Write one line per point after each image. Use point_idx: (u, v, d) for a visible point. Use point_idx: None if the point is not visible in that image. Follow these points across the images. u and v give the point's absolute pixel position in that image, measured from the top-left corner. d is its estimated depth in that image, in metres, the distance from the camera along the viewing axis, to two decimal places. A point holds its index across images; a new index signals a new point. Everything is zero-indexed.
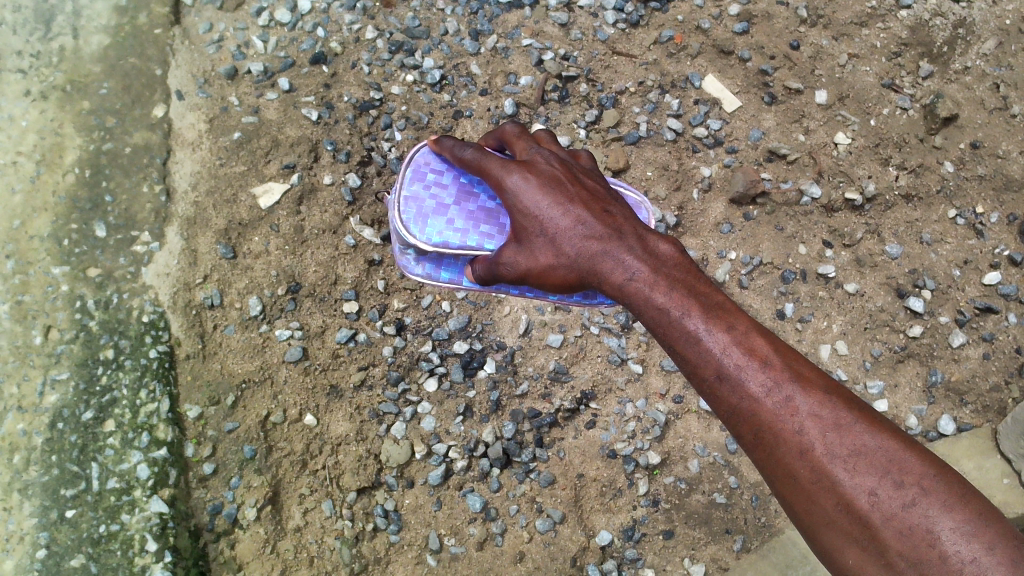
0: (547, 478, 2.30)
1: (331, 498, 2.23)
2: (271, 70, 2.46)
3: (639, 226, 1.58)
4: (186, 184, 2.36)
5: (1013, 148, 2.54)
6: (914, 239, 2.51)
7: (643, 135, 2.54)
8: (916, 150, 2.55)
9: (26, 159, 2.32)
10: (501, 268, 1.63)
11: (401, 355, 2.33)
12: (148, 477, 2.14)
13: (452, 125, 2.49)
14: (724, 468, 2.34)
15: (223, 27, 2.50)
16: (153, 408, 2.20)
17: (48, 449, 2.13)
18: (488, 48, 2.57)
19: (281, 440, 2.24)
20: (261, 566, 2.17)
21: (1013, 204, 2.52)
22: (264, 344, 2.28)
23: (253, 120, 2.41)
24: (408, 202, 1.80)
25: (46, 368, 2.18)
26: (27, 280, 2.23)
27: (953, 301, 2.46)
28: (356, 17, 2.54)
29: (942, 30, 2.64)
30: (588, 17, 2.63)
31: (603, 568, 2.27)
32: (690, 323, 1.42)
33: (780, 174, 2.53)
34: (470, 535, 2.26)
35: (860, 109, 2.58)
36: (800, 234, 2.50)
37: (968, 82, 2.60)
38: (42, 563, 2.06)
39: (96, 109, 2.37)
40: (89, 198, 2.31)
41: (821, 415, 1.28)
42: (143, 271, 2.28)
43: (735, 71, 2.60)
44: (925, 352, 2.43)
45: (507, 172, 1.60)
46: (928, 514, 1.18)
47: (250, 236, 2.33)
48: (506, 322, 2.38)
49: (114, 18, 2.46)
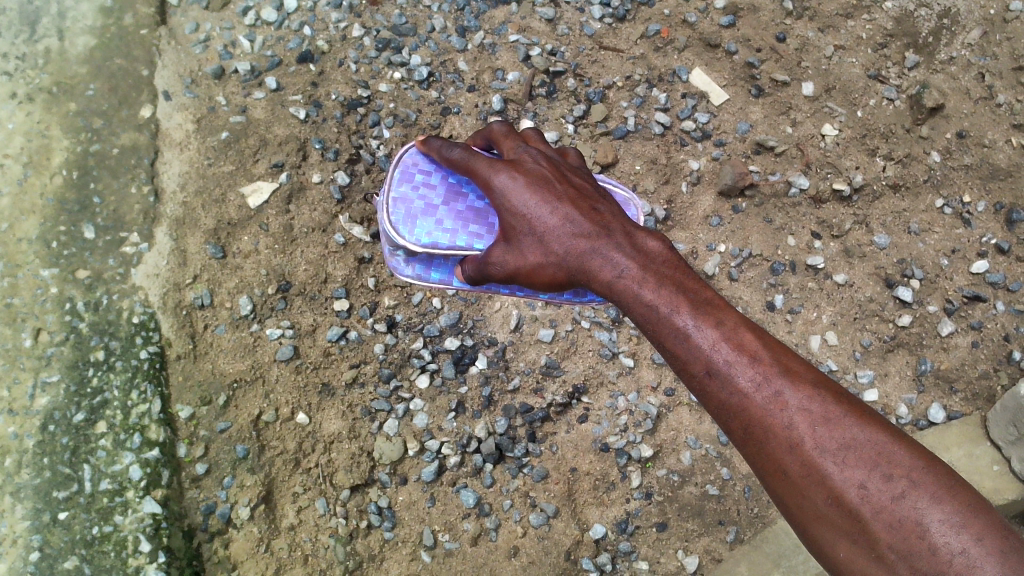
0: (541, 473, 2.31)
1: (325, 496, 2.24)
2: (258, 69, 2.46)
3: (627, 223, 1.59)
4: (175, 184, 2.36)
5: (999, 137, 2.56)
6: (902, 229, 2.52)
7: (632, 129, 2.54)
8: (903, 140, 2.57)
9: (13, 162, 2.31)
10: (490, 267, 1.63)
11: (393, 353, 2.33)
12: (140, 478, 2.14)
13: (440, 122, 2.49)
14: (716, 460, 2.35)
15: (209, 27, 2.50)
16: (145, 409, 2.19)
17: (40, 451, 2.13)
18: (475, 45, 2.57)
19: (274, 439, 2.25)
20: (256, 565, 2.17)
21: (1000, 193, 2.53)
22: (255, 344, 2.28)
23: (240, 120, 2.41)
24: (397, 204, 1.80)
25: (36, 370, 2.17)
26: (15, 284, 2.22)
27: (941, 290, 2.48)
28: (342, 15, 2.54)
29: (927, 21, 2.66)
30: (575, 12, 2.63)
31: (597, 561, 2.28)
32: (678, 319, 1.42)
33: (768, 166, 2.54)
34: (464, 531, 2.27)
35: (846, 101, 2.59)
36: (788, 226, 2.51)
37: (953, 73, 2.61)
38: (35, 565, 2.06)
39: (83, 110, 2.37)
40: (77, 200, 2.30)
41: (810, 409, 1.29)
42: (133, 272, 2.28)
43: (722, 64, 2.61)
44: (915, 341, 2.45)
45: (494, 172, 1.61)
46: (917, 506, 1.19)
47: (239, 236, 2.33)
48: (497, 318, 2.37)
49: (99, 19, 2.45)
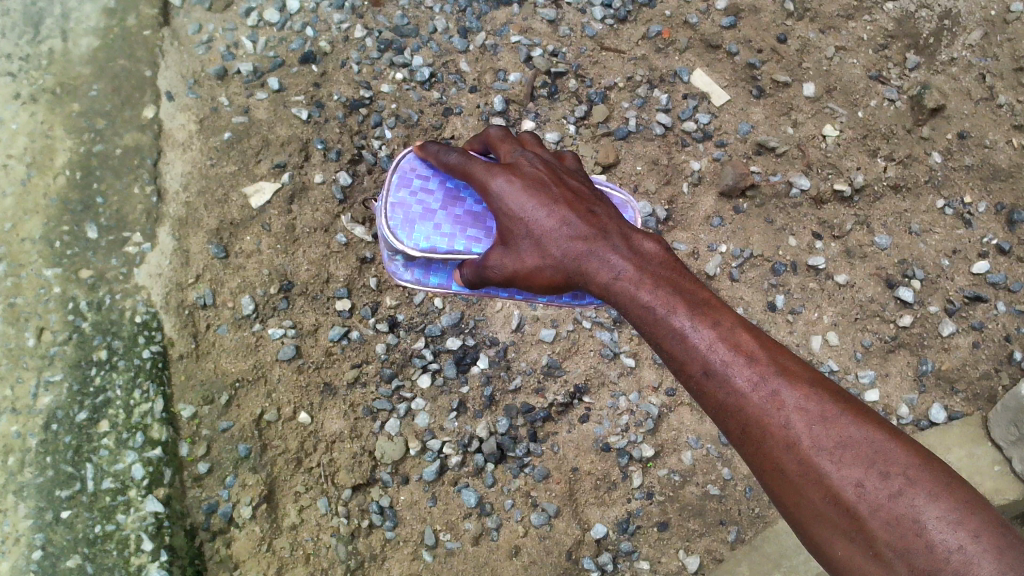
0: (542, 472, 2.31)
1: (327, 496, 2.24)
2: (261, 70, 2.47)
3: (623, 225, 1.59)
4: (177, 184, 2.37)
5: (999, 138, 2.56)
6: (903, 229, 2.52)
7: (633, 129, 2.55)
8: (904, 141, 2.57)
9: (17, 162, 2.32)
10: (488, 270, 1.63)
11: (395, 353, 2.34)
12: (143, 477, 2.15)
13: (442, 122, 2.50)
14: (717, 459, 2.35)
15: (212, 28, 2.51)
16: (147, 409, 2.20)
17: (43, 450, 2.13)
18: (476, 46, 2.58)
19: (276, 439, 2.25)
20: (257, 564, 2.18)
21: (1000, 193, 2.54)
22: (257, 344, 2.29)
23: (243, 120, 2.42)
24: (395, 208, 1.81)
25: (40, 369, 2.18)
26: (18, 283, 2.23)
27: (942, 290, 2.48)
28: (344, 16, 2.55)
29: (928, 22, 2.66)
30: (576, 13, 2.64)
31: (599, 561, 2.28)
32: (675, 320, 1.43)
33: (768, 167, 2.54)
34: (466, 530, 2.27)
35: (847, 102, 2.59)
36: (789, 226, 2.52)
37: (954, 73, 2.61)
38: (38, 564, 2.06)
39: (86, 111, 2.38)
40: (81, 200, 2.31)
41: (807, 408, 1.29)
42: (136, 272, 2.29)
43: (723, 66, 2.62)
44: (916, 342, 2.45)
45: (491, 175, 1.61)
46: (914, 504, 1.19)
47: (241, 236, 2.34)
48: (498, 318, 2.37)
49: (103, 20, 2.46)
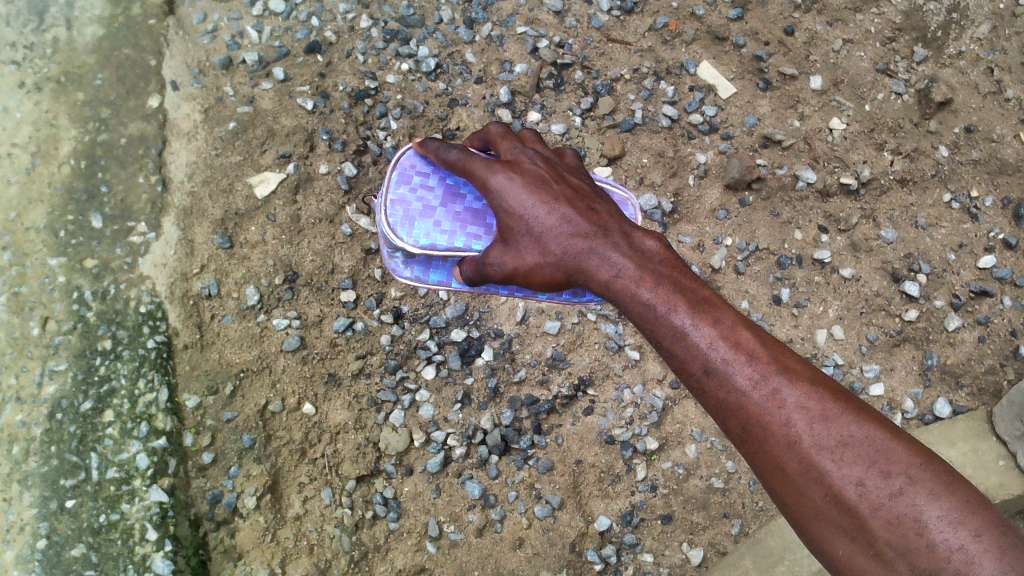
0: (546, 465, 2.31)
1: (330, 486, 2.24)
2: (266, 60, 2.46)
3: (625, 223, 1.59)
4: (182, 174, 2.36)
5: (1007, 132, 2.55)
6: (909, 223, 2.51)
7: (639, 122, 2.54)
8: (911, 135, 2.56)
9: (21, 151, 2.31)
10: (488, 268, 1.61)
11: (400, 344, 2.34)
12: (147, 466, 2.15)
13: (447, 114, 2.49)
14: (721, 453, 2.35)
15: (217, 17, 2.50)
16: (152, 398, 2.20)
17: (47, 439, 2.13)
18: (482, 36, 2.57)
19: (281, 429, 2.25)
20: (261, 555, 2.17)
21: (1007, 188, 2.53)
22: (262, 334, 2.29)
23: (248, 110, 2.41)
24: (395, 205, 1.81)
25: (44, 359, 2.18)
26: (23, 272, 2.23)
27: (948, 285, 2.47)
28: (350, 6, 2.54)
29: (936, 15, 2.65)
30: (584, 4, 2.63)
31: (602, 553, 2.27)
32: (676, 318, 1.42)
33: (775, 159, 2.53)
34: (469, 522, 2.27)
35: (854, 95, 2.58)
36: (795, 219, 2.51)
37: (961, 67, 2.60)
38: (42, 553, 2.07)
39: (90, 100, 2.37)
40: (85, 189, 2.31)
41: (808, 407, 1.29)
42: (141, 262, 2.28)
43: (729, 58, 2.61)
44: (922, 336, 2.44)
45: (491, 172, 1.60)
46: (915, 503, 1.19)
47: (246, 227, 2.34)
48: (503, 310, 2.38)
49: (107, 9, 2.45)
